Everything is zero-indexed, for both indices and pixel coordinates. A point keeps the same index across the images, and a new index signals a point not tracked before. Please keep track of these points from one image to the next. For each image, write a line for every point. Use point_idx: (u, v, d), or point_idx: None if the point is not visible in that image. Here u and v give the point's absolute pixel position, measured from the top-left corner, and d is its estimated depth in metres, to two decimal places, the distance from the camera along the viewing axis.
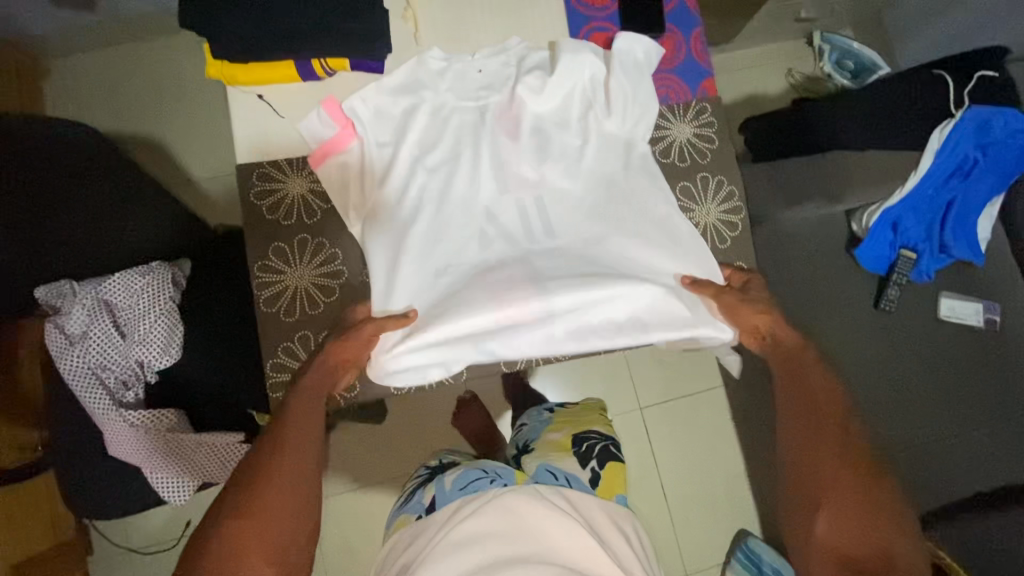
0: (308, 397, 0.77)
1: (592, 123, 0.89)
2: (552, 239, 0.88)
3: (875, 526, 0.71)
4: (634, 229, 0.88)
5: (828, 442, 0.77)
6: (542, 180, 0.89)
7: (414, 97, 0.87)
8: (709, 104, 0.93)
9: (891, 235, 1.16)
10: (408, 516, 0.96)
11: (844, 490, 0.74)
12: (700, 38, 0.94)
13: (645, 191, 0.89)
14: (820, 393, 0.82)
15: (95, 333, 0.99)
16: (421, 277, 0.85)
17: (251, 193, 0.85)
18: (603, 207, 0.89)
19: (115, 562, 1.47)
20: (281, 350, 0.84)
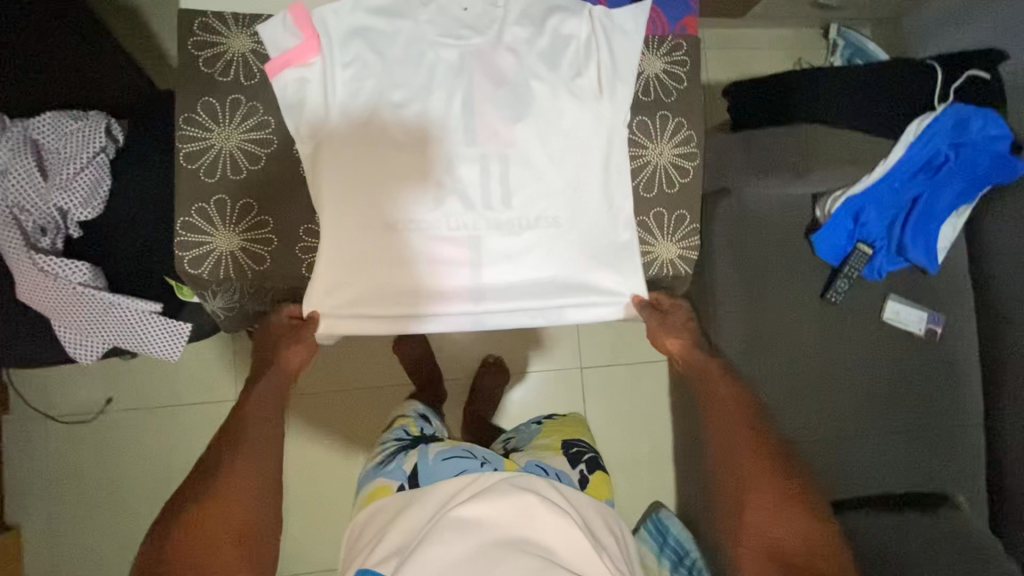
0: (262, 401, 0.86)
1: (572, 85, 0.85)
2: (507, 210, 0.86)
3: (797, 520, 0.80)
4: (587, 216, 0.86)
5: (749, 448, 0.86)
6: (511, 140, 0.86)
7: (392, 22, 0.84)
8: (686, 42, 0.89)
9: (851, 225, 1.15)
10: (389, 481, 0.99)
11: (765, 490, 0.82)
12: None
13: (607, 178, 0.86)
14: (730, 403, 0.90)
15: (19, 172, 0.94)
16: (366, 227, 0.83)
17: (189, 42, 0.80)
18: (566, 184, 0.86)
19: (30, 425, 1.46)
20: (194, 211, 0.80)
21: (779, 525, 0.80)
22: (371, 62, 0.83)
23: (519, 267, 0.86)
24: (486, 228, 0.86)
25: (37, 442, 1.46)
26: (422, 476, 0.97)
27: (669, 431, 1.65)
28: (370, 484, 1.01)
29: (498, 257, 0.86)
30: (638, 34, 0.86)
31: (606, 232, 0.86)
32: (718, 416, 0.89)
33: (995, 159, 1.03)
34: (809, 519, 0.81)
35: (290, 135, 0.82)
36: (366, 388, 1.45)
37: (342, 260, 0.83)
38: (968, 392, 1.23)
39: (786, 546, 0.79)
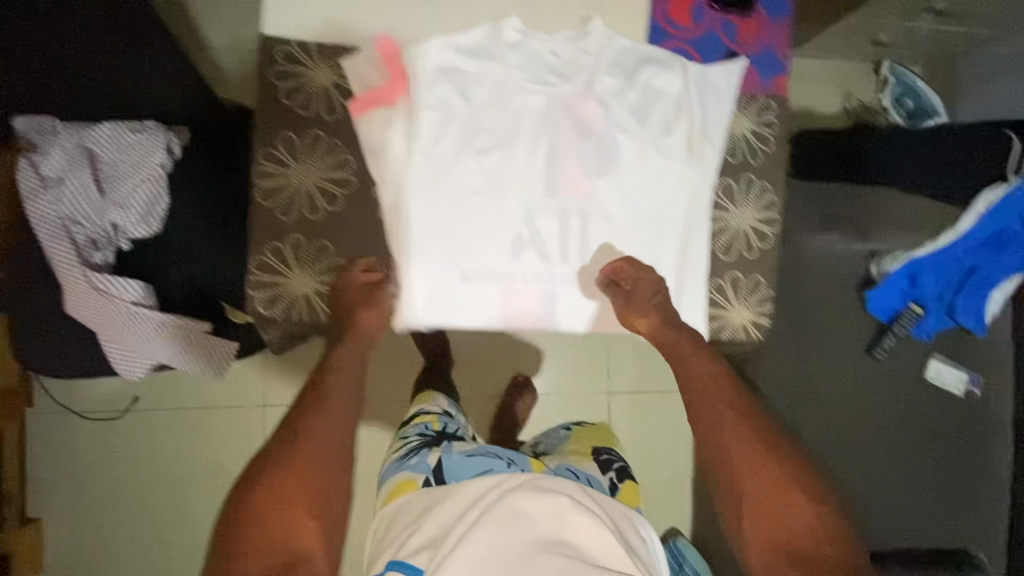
0: (345, 363, 0.78)
1: (659, 141, 0.83)
2: (584, 265, 0.84)
3: (797, 502, 0.69)
4: (665, 275, 0.84)
5: (736, 427, 0.73)
6: (593, 192, 0.83)
7: (480, 64, 0.81)
8: (776, 103, 0.87)
9: (906, 286, 1.15)
10: (413, 477, 0.89)
11: (761, 475, 0.70)
12: (787, 30, 0.87)
13: (688, 237, 0.84)
14: (721, 387, 0.77)
15: (75, 183, 0.92)
16: (443, 276, 0.81)
17: (271, 72, 0.77)
18: (648, 243, 0.84)
19: (55, 419, 1.44)
20: (268, 250, 0.77)
21: (784, 514, 0.68)
22: (457, 104, 0.81)
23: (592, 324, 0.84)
24: (562, 282, 0.84)
25: (61, 436, 1.45)
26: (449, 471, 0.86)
27: (690, 460, 1.66)
28: (393, 478, 0.91)
29: (573, 312, 0.84)
30: (731, 92, 0.84)
31: (684, 292, 0.84)
32: (707, 394, 0.76)
33: None
34: (807, 501, 0.69)
35: (370, 175, 0.80)
36: (397, 404, 1.45)
37: (418, 308, 0.81)
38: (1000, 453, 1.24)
39: (790, 536, 0.67)
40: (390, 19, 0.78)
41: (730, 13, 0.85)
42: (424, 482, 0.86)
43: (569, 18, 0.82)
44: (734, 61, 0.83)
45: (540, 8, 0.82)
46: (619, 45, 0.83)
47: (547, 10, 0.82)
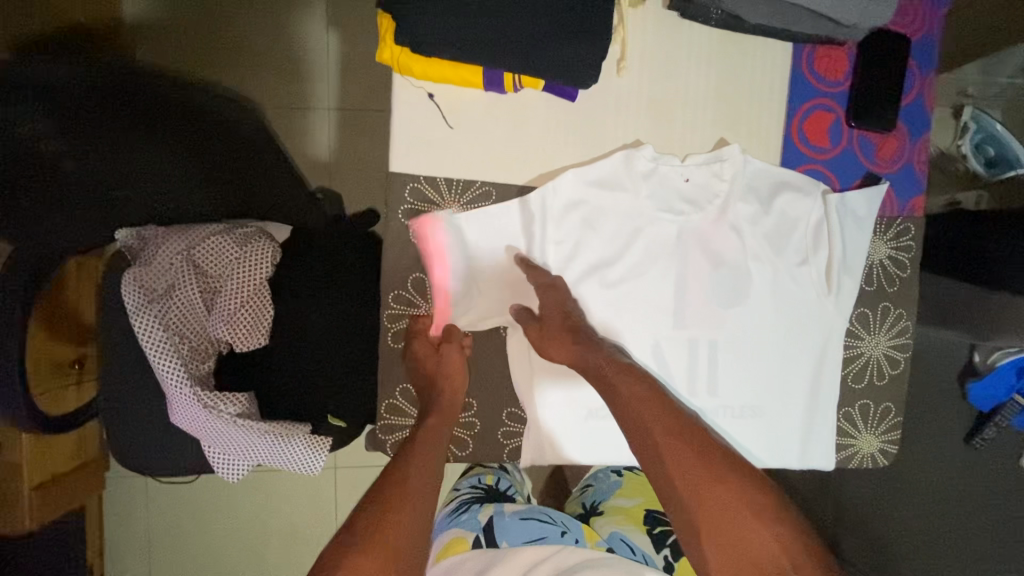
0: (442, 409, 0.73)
1: (794, 271, 0.80)
2: (713, 398, 0.81)
3: (744, 523, 0.64)
4: (793, 406, 0.82)
5: (676, 453, 0.68)
6: (722, 323, 0.81)
7: (610, 195, 0.78)
8: (913, 226, 0.83)
9: (1013, 380, 1.08)
10: (464, 533, 0.83)
11: (714, 497, 0.66)
12: (926, 147, 0.82)
13: (818, 368, 0.82)
14: (648, 407, 0.72)
15: (182, 298, 0.89)
16: (571, 413, 0.79)
17: (401, 210, 0.74)
18: (777, 375, 0.82)
19: (129, 486, 1.34)
20: (397, 392, 0.76)
21: (739, 541, 0.64)
22: (585, 237, 0.78)
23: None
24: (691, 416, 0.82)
25: (135, 507, 1.35)
26: (501, 533, 0.82)
27: None
28: (443, 537, 0.86)
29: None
30: (869, 219, 0.80)
31: (811, 423, 0.82)
32: (640, 427, 0.71)
33: None
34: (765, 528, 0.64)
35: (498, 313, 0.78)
36: None
37: (546, 446, 0.79)
38: None
39: (752, 553, 0.63)
40: (520, 153, 0.76)
41: (870, 131, 0.81)
42: (474, 542, 0.81)
43: (698, 144, 0.80)
44: (874, 186, 0.80)
45: (669, 133, 0.79)
46: (753, 170, 0.80)
47: (675, 135, 0.79)
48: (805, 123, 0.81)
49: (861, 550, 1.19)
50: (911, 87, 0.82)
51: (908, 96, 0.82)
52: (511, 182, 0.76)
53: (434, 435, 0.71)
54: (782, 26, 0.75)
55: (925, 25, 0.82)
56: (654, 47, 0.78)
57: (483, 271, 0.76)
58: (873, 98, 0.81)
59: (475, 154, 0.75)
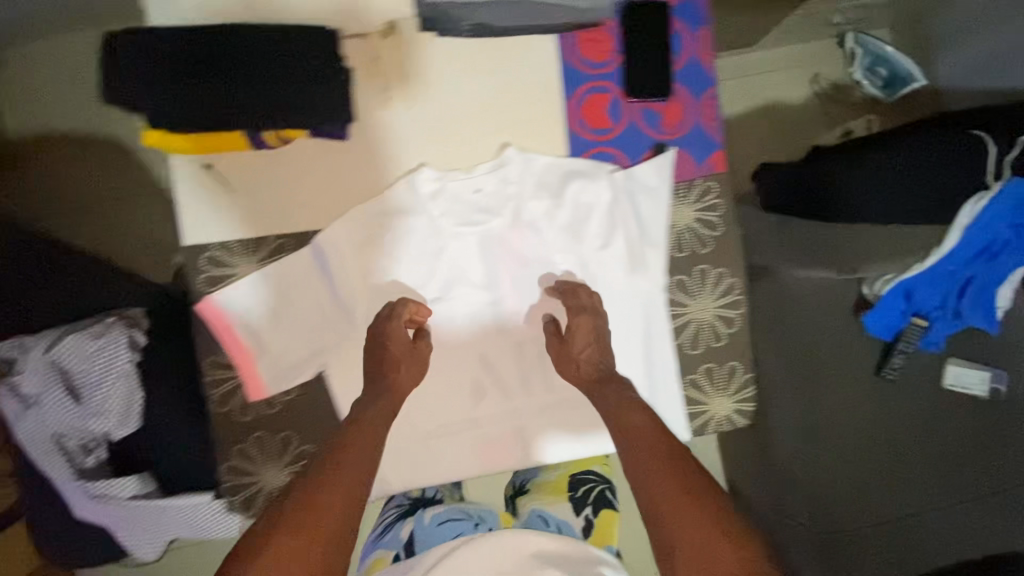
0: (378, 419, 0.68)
1: (597, 256, 0.81)
2: (550, 395, 0.82)
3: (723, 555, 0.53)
4: (632, 386, 0.83)
5: (655, 470, 0.61)
6: (544, 320, 0.82)
7: (401, 222, 0.79)
8: (716, 183, 0.82)
9: (903, 304, 1.09)
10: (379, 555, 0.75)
11: (692, 528, 0.55)
12: (711, 103, 0.83)
13: (648, 345, 0.82)
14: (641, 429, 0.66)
15: (50, 403, 0.92)
16: (411, 437, 0.81)
17: (200, 280, 0.77)
18: (611, 359, 0.82)
19: None
20: (235, 452, 0.78)
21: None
22: (387, 267, 0.79)
23: (567, 450, 0.83)
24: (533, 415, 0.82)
25: None
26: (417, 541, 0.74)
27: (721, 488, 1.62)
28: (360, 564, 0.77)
29: (548, 443, 0.83)
30: (665, 189, 0.80)
31: (652, 400, 0.83)
32: (628, 448, 0.65)
33: None
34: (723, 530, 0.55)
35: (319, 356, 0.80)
36: None
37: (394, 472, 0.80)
38: None
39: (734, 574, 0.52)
40: (307, 201, 0.79)
41: (650, 101, 0.82)
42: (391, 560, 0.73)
43: (482, 154, 0.81)
44: (659, 157, 0.80)
45: (450, 149, 0.81)
46: (540, 166, 0.80)
47: (457, 150, 0.81)
48: (582, 109, 0.81)
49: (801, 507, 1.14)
50: (683, 50, 0.82)
51: (681, 59, 0.82)
52: (303, 230, 0.79)
53: (372, 433, 0.66)
54: (525, 22, 0.77)
55: None
56: (415, 69, 0.80)
57: (292, 321, 0.78)
58: (643, 68, 0.81)
59: (262, 210, 0.78)
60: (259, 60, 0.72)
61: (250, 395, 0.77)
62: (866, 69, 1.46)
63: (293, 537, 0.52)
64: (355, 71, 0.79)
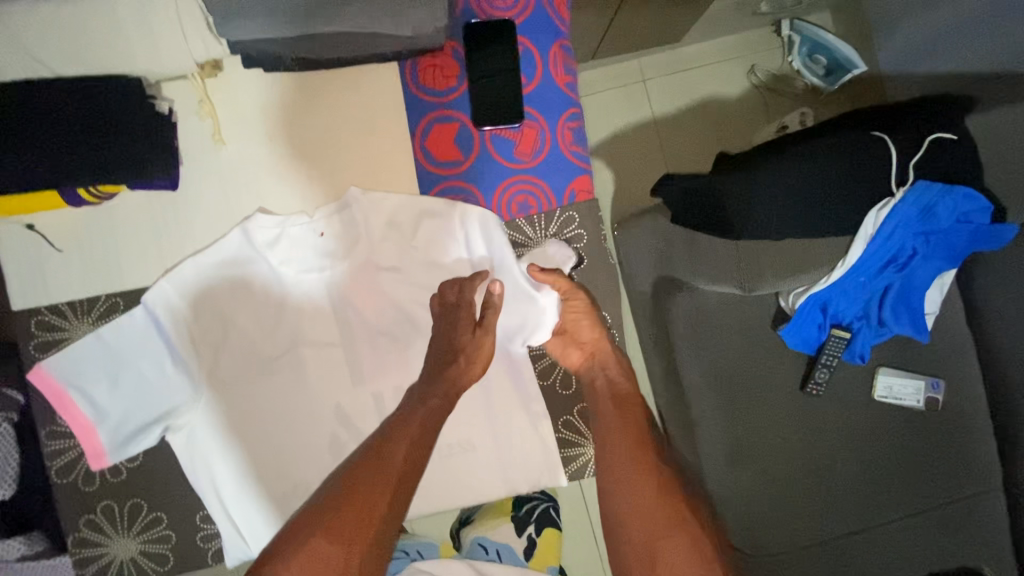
0: (424, 423, 0.67)
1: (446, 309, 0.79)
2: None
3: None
4: (501, 428, 0.80)
5: (655, 484, 0.63)
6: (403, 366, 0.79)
7: (240, 273, 0.75)
8: (578, 212, 0.78)
9: (820, 316, 1.03)
10: None
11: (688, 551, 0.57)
12: (569, 125, 0.77)
13: (513, 386, 0.81)
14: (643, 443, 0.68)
15: None
16: (266, 501, 0.76)
17: (32, 346, 0.74)
18: (479, 401, 0.80)
19: None
20: (82, 524, 0.74)
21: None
22: (229, 321, 0.75)
23: (439, 497, 0.80)
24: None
25: None
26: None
27: None
28: None
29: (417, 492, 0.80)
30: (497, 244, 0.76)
31: (524, 441, 0.80)
32: (626, 448, 0.67)
33: (973, 236, 0.91)
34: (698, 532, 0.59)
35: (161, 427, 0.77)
36: None
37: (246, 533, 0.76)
38: (983, 453, 1.11)
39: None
40: (141, 256, 0.75)
41: (501, 129, 0.76)
42: None
43: (326, 194, 0.76)
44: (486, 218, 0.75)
45: (291, 190, 0.76)
46: (386, 205, 0.75)
47: (299, 191, 0.77)
48: (428, 141, 0.76)
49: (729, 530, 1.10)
50: (534, 70, 0.77)
51: (534, 79, 0.77)
52: (138, 287, 0.75)
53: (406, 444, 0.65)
54: (354, 54, 0.72)
55: (527, 3, 0.76)
56: (248, 109, 0.76)
57: (128, 385, 0.73)
58: (489, 92, 0.76)
59: (93, 269, 0.75)
60: (57, 117, 0.66)
61: (90, 465, 0.73)
62: (805, 58, 1.40)
63: (321, 553, 0.55)
64: (182, 117, 0.75)
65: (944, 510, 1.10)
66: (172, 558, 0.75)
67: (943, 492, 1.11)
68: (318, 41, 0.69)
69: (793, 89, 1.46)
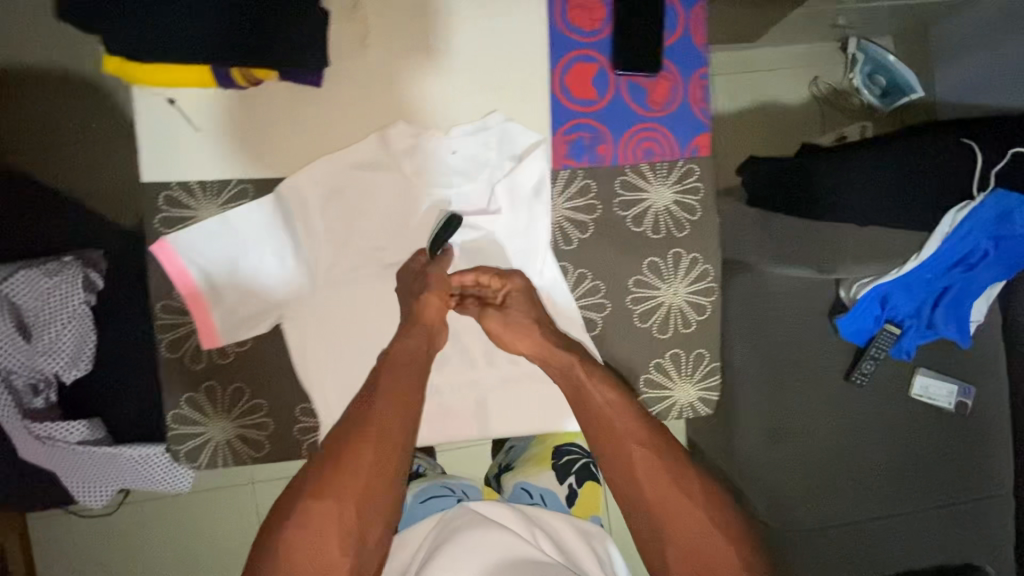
0: (395, 385, 0.71)
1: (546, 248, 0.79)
2: (511, 367, 0.82)
3: (712, 542, 0.65)
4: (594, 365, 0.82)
5: (645, 462, 0.69)
6: None
7: (372, 177, 0.77)
8: (698, 165, 0.81)
9: (878, 309, 1.09)
10: None
11: (686, 521, 0.66)
12: (700, 84, 0.80)
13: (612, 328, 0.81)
14: (625, 423, 0.72)
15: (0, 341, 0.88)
16: None
17: (156, 220, 0.74)
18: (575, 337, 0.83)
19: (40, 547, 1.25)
20: (184, 401, 0.75)
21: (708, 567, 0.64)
22: (354, 224, 0.77)
23: (525, 423, 0.83)
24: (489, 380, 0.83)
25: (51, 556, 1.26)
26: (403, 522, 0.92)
27: None
28: None
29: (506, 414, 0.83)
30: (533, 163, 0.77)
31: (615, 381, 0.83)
32: (603, 436, 0.72)
33: None
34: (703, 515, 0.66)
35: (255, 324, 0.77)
36: None
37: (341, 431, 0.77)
38: (1001, 460, 1.18)
39: (710, 561, 0.64)
40: (274, 147, 0.76)
41: (637, 76, 0.79)
42: None
43: (461, 116, 0.79)
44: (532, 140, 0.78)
45: (427, 105, 0.78)
46: (520, 135, 0.78)
47: (436, 107, 0.78)
48: (567, 78, 0.79)
49: (758, 501, 1.16)
50: (676, 25, 0.80)
51: (674, 35, 0.80)
52: (268, 177, 0.76)
53: (388, 408, 0.69)
54: None
55: None
56: (397, 20, 0.77)
57: (247, 273, 0.75)
58: (632, 41, 0.79)
59: (226, 153, 0.75)
60: None
61: (202, 342, 0.75)
62: (865, 77, 1.45)
63: (321, 512, 0.62)
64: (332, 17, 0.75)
65: (956, 508, 1.18)
66: (267, 447, 0.77)
67: (959, 493, 1.18)
68: None
69: (850, 106, 1.51)
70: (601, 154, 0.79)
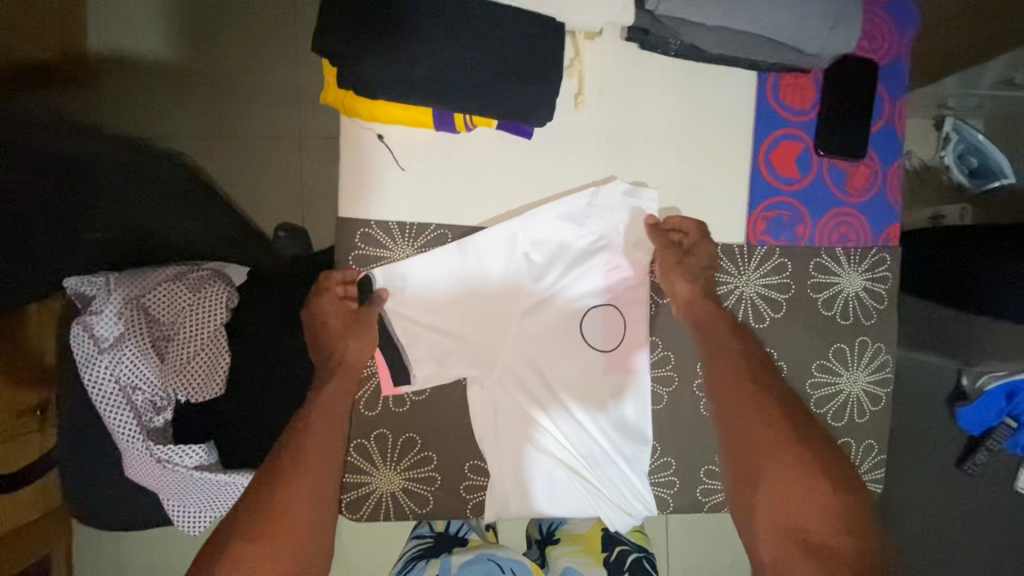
0: (329, 408, 0.67)
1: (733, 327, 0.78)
2: (680, 443, 0.79)
3: (820, 494, 0.57)
4: None
5: (747, 404, 0.66)
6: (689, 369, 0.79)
7: (572, 229, 0.75)
8: (890, 255, 0.80)
9: (1004, 403, 1.04)
10: None
11: (784, 467, 0.60)
12: (898, 173, 0.80)
13: None
14: (736, 381, 0.68)
15: (131, 351, 0.83)
16: (534, 458, 0.76)
17: (351, 258, 0.72)
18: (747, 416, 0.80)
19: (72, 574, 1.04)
20: (353, 449, 0.74)
21: (802, 511, 0.57)
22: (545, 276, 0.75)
23: (687, 503, 0.80)
24: (663, 455, 0.79)
25: None
26: None
27: None
28: None
29: (675, 492, 0.79)
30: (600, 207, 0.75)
31: None
32: (724, 378, 0.69)
33: None
34: (824, 482, 0.58)
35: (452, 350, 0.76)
36: None
37: (500, 487, 0.76)
38: None
39: (803, 517, 0.56)
40: (475, 195, 0.74)
41: (840, 159, 0.78)
42: None
43: (662, 183, 0.77)
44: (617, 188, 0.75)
45: (630, 168, 0.77)
46: (722, 206, 0.77)
47: (639, 173, 0.77)
48: (771, 154, 0.78)
49: None
50: (881, 113, 0.80)
51: (878, 122, 0.80)
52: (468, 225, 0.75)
53: (327, 435, 0.66)
54: (737, 57, 0.74)
55: (894, 49, 0.80)
56: (612, 80, 0.76)
57: (424, 322, 0.73)
58: (840, 125, 0.78)
59: (429, 196, 0.74)
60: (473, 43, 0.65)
61: (382, 388, 0.73)
62: (955, 157, 1.02)
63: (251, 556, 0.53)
64: None
65: None
66: (432, 501, 0.76)
67: None
68: (721, 37, 0.70)
69: (939, 184, 1.05)
70: (799, 233, 0.78)
